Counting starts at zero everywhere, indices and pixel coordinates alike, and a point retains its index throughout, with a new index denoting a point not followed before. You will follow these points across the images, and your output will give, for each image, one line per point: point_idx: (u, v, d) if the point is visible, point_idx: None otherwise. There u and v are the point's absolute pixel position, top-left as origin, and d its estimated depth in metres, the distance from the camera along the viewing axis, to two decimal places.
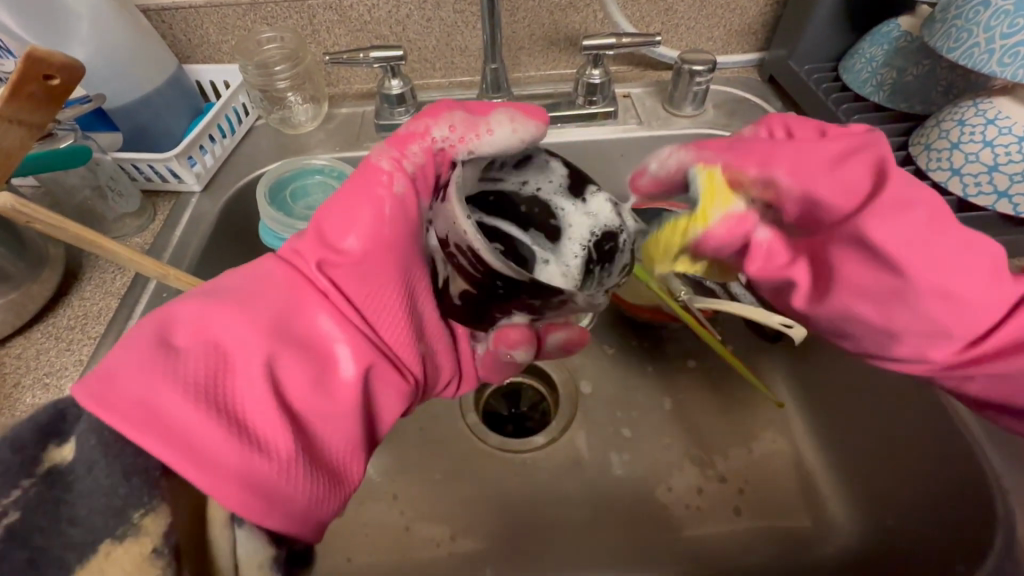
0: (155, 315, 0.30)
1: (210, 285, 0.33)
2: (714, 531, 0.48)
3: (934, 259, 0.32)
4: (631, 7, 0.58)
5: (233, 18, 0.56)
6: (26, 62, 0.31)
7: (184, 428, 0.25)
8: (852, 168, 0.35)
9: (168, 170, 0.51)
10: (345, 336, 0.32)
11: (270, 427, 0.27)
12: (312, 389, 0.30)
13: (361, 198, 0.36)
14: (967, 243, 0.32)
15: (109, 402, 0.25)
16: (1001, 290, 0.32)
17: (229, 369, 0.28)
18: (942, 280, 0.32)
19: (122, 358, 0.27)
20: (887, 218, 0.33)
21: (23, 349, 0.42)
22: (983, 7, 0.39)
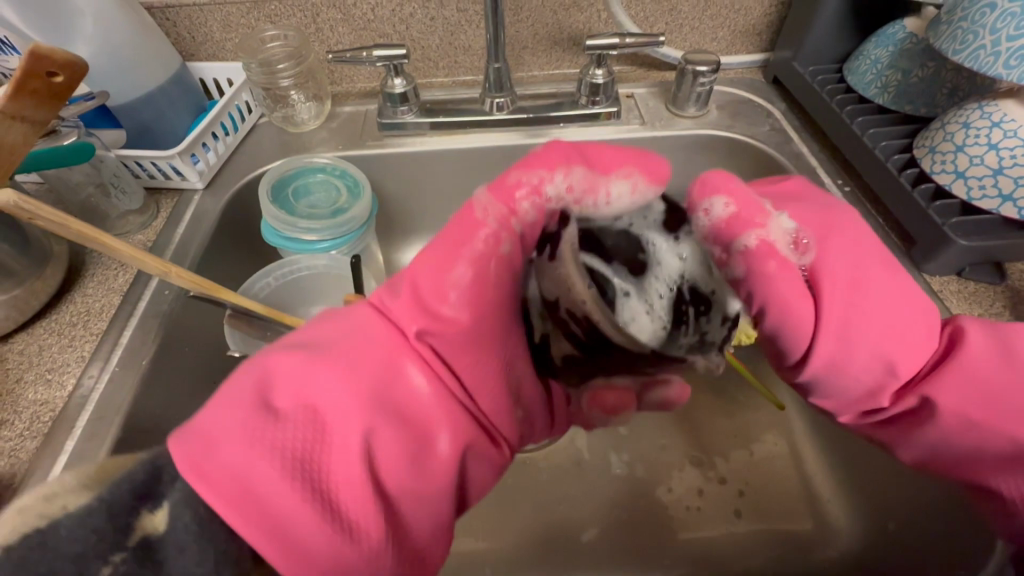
0: (253, 365, 0.31)
1: (307, 333, 0.34)
2: (714, 533, 0.48)
3: (852, 309, 0.35)
4: (635, 7, 0.57)
5: (238, 16, 0.56)
6: (29, 60, 0.31)
7: (278, 509, 0.25)
8: (811, 217, 0.38)
9: (170, 167, 0.51)
10: (436, 406, 0.32)
11: (362, 510, 0.26)
12: (405, 468, 0.29)
13: (461, 256, 0.36)
14: (886, 297, 0.35)
15: (206, 471, 0.25)
16: (910, 344, 0.35)
17: (325, 439, 0.28)
18: (857, 325, 0.35)
19: (225, 418, 0.27)
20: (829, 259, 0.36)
21: (26, 345, 0.42)
22: (989, 9, 0.39)
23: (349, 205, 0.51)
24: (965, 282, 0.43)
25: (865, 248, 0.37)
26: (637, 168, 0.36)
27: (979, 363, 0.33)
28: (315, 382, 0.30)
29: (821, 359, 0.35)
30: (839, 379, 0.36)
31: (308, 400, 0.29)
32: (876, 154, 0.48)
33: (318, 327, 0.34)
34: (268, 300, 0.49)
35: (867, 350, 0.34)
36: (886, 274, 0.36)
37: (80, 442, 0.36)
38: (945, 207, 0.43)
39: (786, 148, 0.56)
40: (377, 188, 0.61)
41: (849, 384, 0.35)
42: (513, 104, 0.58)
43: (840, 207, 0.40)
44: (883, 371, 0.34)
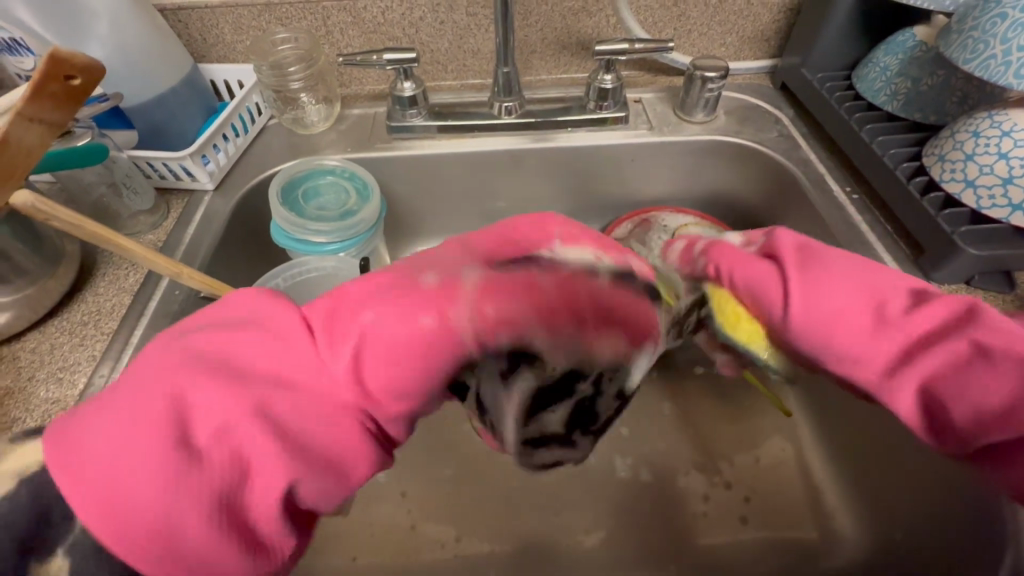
0: (155, 368, 0.27)
1: (221, 334, 0.28)
2: (720, 539, 0.48)
3: (828, 283, 0.32)
4: (644, 13, 0.58)
5: (249, 18, 0.56)
6: (48, 63, 0.31)
7: (194, 550, 0.23)
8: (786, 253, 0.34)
9: (181, 168, 0.52)
10: (360, 438, 0.28)
11: (281, 537, 0.26)
12: (325, 496, 0.27)
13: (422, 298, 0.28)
14: (856, 278, 0.32)
15: (119, 515, 0.23)
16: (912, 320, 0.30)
17: (246, 479, 0.25)
18: (829, 295, 0.31)
19: (129, 453, 0.24)
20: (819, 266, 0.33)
21: (38, 343, 0.42)
22: (1001, 19, 0.39)
23: (358, 208, 0.51)
24: (974, 290, 0.43)
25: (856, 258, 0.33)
26: (556, 230, 0.33)
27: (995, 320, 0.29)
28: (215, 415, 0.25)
29: (834, 331, 0.31)
30: (866, 356, 0.30)
31: (228, 437, 0.25)
32: (886, 161, 0.48)
33: (242, 323, 0.29)
34: None
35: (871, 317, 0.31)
36: (845, 251, 0.34)
37: None
38: (955, 215, 0.43)
39: (794, 154, 0.56)
40: (385, 190, 0.61)
41: (855, 351, 0.30)
42: (522, 107, 0.58)
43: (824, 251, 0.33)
44: (884, 331, 0.30)
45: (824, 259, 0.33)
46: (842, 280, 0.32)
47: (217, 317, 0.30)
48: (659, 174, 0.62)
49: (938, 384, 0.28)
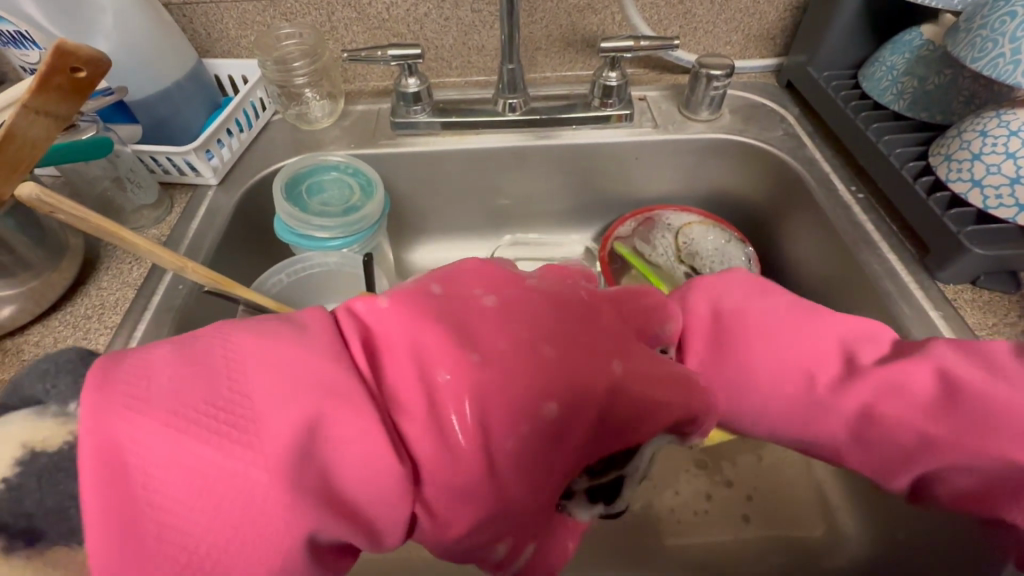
0: (243, 538, 0.20)
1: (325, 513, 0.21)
2: (723, 538, 0.48)
3: (769, 358, 0.33)
4: (650, 10, 0.58)
5: (254, 14, 0.56)
6: (54, 57, 0.31)
7: None
8: (730, 319, 0.36)
9: (185, 162, 0.52)
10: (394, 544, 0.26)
11: None
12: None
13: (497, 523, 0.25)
14: (795, 349, 0.33)
15: None
16: (855, 396, 0.31)
17: None
18: (766, 371, 0.33)
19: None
20: (759, 342, 0.34)
21: (41, 337, 0.42)
22: (1010, 18, 0.39)
23: (362, 204, 0.51)
24: (980, 290, 0.43)
25: (803, 327, 0.34)
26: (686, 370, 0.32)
27: (913, 390, 0.31)
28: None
29: (768, 416, 0.34)
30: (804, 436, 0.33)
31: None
32: (891, 160, 0.48)
33: (351, 499, 0.22)
34: (282, 297, 0.49)
35: (807, 401, 0.33)
36: (767, 326, 0.34)
37: None
38: (961, 215, 0.42)
39: (799, 153, 0.56)
40: (389, 186, 0.61)
41: (797, 423, 0.33)
42: (526, 105, 0.58)
43: (763, 312, 0.35)
44: (820, 405, 0.32)
45: (743, 345, 0.34)
46: (766, 368, 0.33)
47: (325, 459, 0.22)
48: (663, 172, 0.62)
49: (882, 461, 0.31)
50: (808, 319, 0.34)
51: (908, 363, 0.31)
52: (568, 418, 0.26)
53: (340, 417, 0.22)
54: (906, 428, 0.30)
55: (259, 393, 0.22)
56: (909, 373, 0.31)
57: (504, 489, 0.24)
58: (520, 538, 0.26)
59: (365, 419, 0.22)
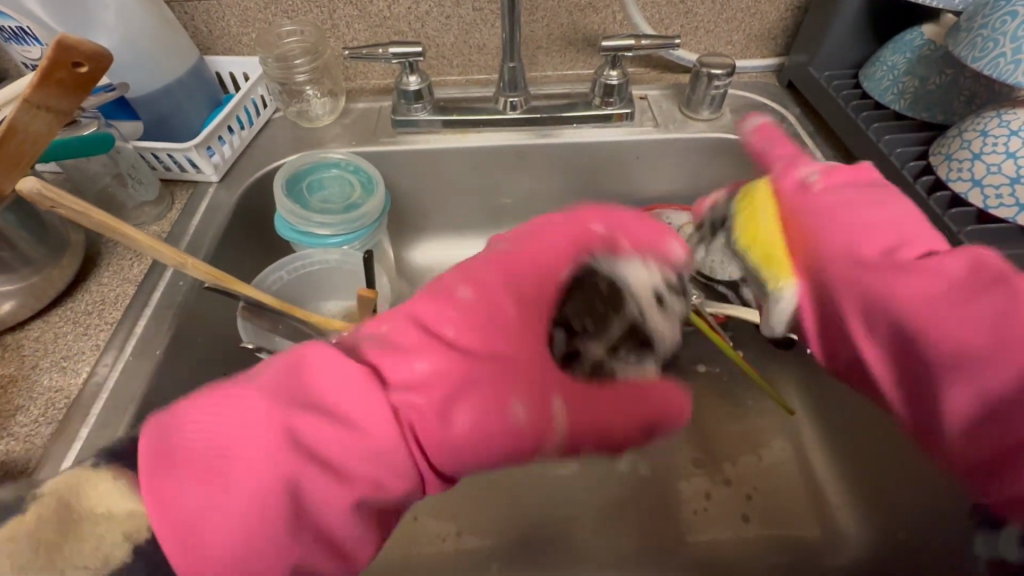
0: (255, 455, 0.24)
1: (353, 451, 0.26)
2: (723, 538, 0.48)
3: (844, 220, 0.35)
4: (651, 9, 0.58)
5: (255, 11, 0.57)
6: (56, 52, 0.31)
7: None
8: (840, 194, 0.37)
9: (186, 159, 0.52)
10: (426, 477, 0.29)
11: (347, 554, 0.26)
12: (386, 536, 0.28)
13: (493, 397, 0.29)
14: (883, 219, 0.34)
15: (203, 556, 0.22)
16: (927, 274, 0.30)
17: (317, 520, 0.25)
18: (847, 232, 0.34)
19: (201, 498, 0.23)
20: (863, 212, 0.35)
21: (42, 332, 0.42)
22: (1010, 17, 0.39)
23: (363, 201, 0.51)
24: None
25: (902, 221, 0.34)
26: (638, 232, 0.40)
27: (958, 274, 0.29)
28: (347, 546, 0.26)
29: (830, 241, 0.35)
30: (847, 268, 0.34)
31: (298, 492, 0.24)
32: (892, 160, 0.48)
33: (337, 414, 0.26)
34: (281, 293, 0.50)
35: (874, 244, 0.33)
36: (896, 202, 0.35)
37: (94, 430, 0.37)
38: (961, 215, 0.42)
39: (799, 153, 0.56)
40: (389, 184, 0.61)
41: (858, 295, 0.33)
42: (527, 103, 0.58)
43: (872, 198, 0.35)
44: (878, 264, 0.32)
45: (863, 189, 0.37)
46: (869, 207, 0.35)
47: (304, 387, 0.26)
48: (664, 171, 0.62)
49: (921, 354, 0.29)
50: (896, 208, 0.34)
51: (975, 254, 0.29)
52: (496, 310, 0.33)
53: (309, 357, 0.28)
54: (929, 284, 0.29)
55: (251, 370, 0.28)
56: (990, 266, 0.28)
57: (476, 359, 0.30)
58: (532, 397, 0.30)
59: (327, 353, 0.28)
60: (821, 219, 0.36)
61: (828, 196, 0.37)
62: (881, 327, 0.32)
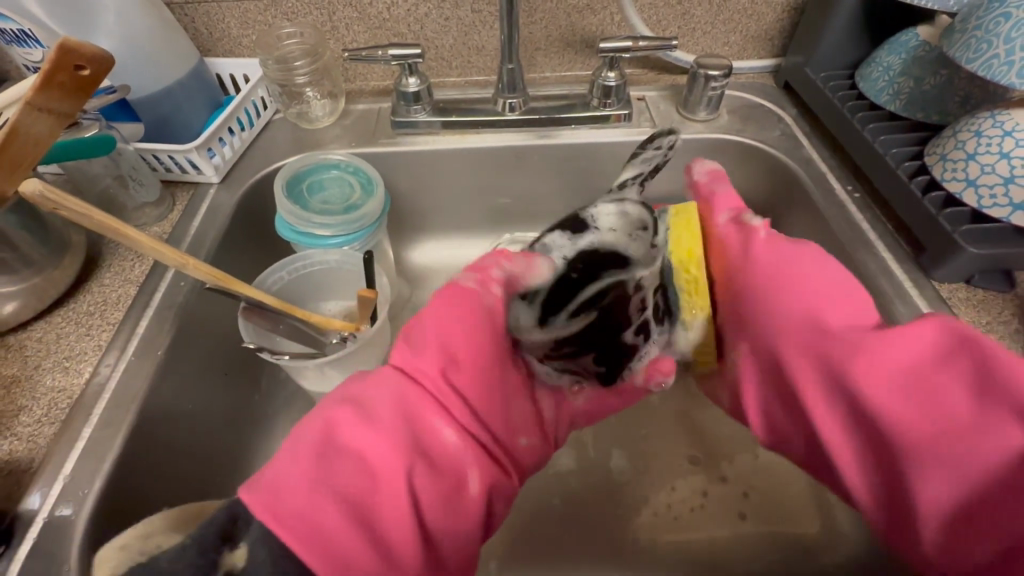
0: (330, 433, 0.31)
1: (440, 442, 0.33)
2: (720, 536, 0.48)
3: (799, 295, 0.37)
4: (648, 10, 0.58)
5: (255, 13, 0.57)
6: (57, 55, 0.31)
7: (332, 539, 0.28)
8: (785, 258, 0.39)
9: (187, 161, 0.52)
10: (465, 451, 0.34)
11: (398, 530, 0.30)
12: (441, 505, 0.32)
13: (458, 322, 0.36)
14: (814, 297, 0.36)
15: (282, 515, 0.28)
16: (888, 355, 0.31)
17: (379, 486, 0.30)
18: (791, 305, 0.37)
19: (289, 472, 0.29)
20: (799, 292, 0.37)
21: (44, 333, 0.43)
22: (1004, 19, 0.39)
23: (362, 202, 0.51)
24: (973, 290, 0.43)
25: (828, 305, 0.36)
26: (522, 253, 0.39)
27: (915, 349, 0.30)
28: (447, 529, 0.32)
29: (787, 314, 0.37)
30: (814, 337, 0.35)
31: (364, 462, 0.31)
32: (888, 160, 0.48)
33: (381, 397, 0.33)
34: (281, 293, 0.50)
35: (835, 316, 0.35)
36: (832, 258, 0.39)
37: (97, 429, 0.37)
38: (956, 215, 0.43)
39: (796, 153, 0.56)
40: (389, 185, 0.61)
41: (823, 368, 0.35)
42: (525, 104, 0.58)
43: (807, 272, 0.38)
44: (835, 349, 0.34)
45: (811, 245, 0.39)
46: (816, 267, 0.37)
47: (358, 388, 0.34)
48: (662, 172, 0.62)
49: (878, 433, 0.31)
50: (841, 285, 0.36)
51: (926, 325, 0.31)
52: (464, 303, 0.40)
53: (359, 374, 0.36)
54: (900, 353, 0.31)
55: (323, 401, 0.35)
56: (950, 345, 0.29)
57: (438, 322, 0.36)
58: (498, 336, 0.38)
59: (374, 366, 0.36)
60: (777, 296, 0.38)
61: (767, 267, 0.39)
62: (840, 403, 0.34)
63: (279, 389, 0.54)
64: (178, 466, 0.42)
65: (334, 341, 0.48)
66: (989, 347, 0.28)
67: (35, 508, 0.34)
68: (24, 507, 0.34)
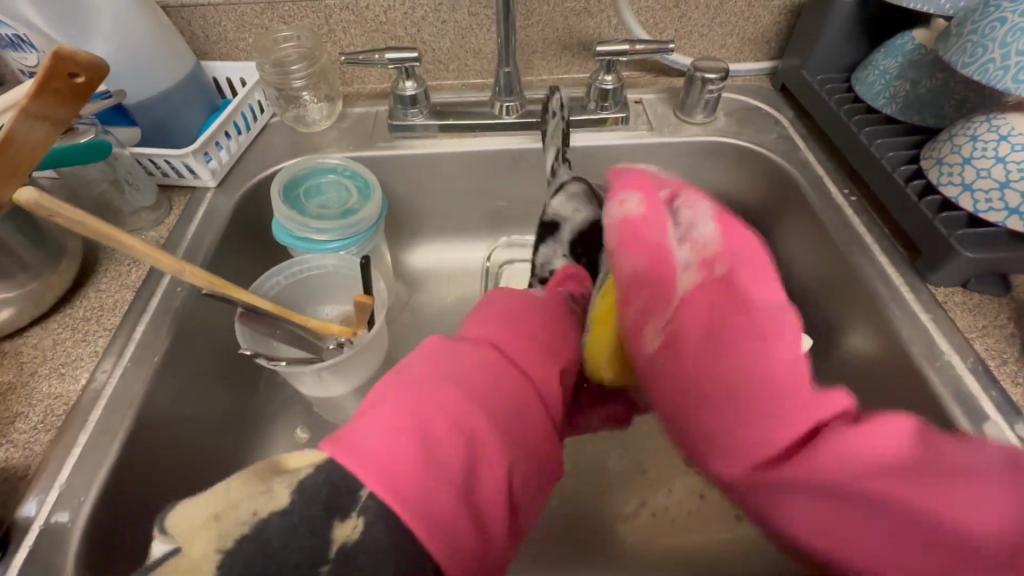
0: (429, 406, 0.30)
1: (529, 422, 0.33)
2: (716, 537, 0.48)
3: (728, 410, 0.29)
4: (645, 13, 0.58)
5: (251, 16, 0.57)
6: (52, 61, 0.31)
7: (442, 511, 0.26)
8: (708, 361, 0.30)
9: (184, 165, 0.52)
10: (546, 440, 0.34)
11: (495, 510, 0.29)
12: (527, 486, 0.31)
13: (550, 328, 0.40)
14: (762, 415, 0.27)
15: (400, 487, 0.25)
16: (821, 503, 0.26)
17: (478, 460, 0.29)
18: (734, 430, 0.28)
19: (390, 440, 0.27)
20: (734, 413, 0.28)
21: (40, 339, 0.43)
22: (1000, 23, 0.39)
23: (359, 206, 0.52)
24: (969, 293, 0.44)
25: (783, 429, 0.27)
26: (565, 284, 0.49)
27: (857, 487, 0.25)
28: (525, 506, 0.32)
29: (700, 434, 0.31)
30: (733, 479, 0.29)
31: (464, 433, 0.29)
32: (884, 164, 0.48)
33: (474, 378, 0.33)
34: (278, 299, 0.50)
35: (785, 443, 0.27)
36: (773, 337, 0.29)
37: (93, 436, 0.37)
38: (952, 219, 0.43)
39: (793, 156, 0.57)
40: (386, 188, 0.61)
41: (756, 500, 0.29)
42: (522, 107, 0.58)
43: (743, 374, 0.29)
44: (776, 489, 0.27)
45: (725, 327, 0.30)
46: (748, 367, 0.29)
47: (446, 368, 0.33)
48: None
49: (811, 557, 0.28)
50: (778, 390, 0.27)
51: (860, 438, 0.25)
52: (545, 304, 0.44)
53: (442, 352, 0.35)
54: (824, 508, 0.26)
55: (402, 372, 0.33)
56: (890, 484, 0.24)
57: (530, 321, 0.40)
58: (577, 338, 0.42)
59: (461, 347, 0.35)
60: (690, 411, 0.31)
61: (690, 372, 0.31)
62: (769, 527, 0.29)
63: (277, 392, 0.54)
64: (174, 471, 0.42)
65: (331, 346, 0.48)
66: (908, 499, 0.24)
67: (32, 516, 0.34)
68: (21, 515, 0.34)
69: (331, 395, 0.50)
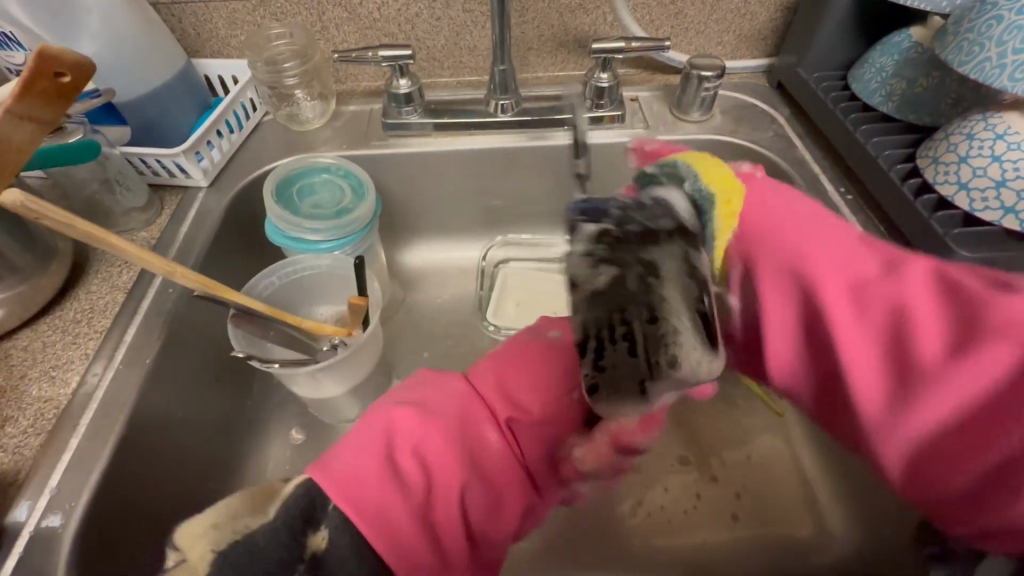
0: (402, 428, 0.30)
1: (494, 454, 0.32)
2: (710, 535, 0.49)
3: (805, 238, 0.32)
4: (641, 10, 0.58)
5: (243, 13, 0.56)
6: (37, 59, 0.31)
7: (396, 528, 0.27)
8: (768, 201, 0.34)
9: (175, 164, 0.51)
10: (511, 472, 0.33)
11: (451, 534, 0.29)
12: (488, 517, 0.31)
13: (535, 367, 0.35)
14: (828, 240, 0.32)
15: (359, 501, 0.27)
16: (898, 302, 0.28)
17: (436, 487, 0.29)
18: (808, 247, 0.32)
19: (358, 461, 0.28)
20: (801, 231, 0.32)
21: (29, 342, 0.42)
22: (995, 21, 0.39)
23: (354, 206, 0.51)
24: None
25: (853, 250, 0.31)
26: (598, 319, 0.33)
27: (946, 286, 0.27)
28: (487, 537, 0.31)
29: (804, 265, 0.32)
30: (809, 285, 0.31)
31: (426, 459, 0.30)
32: (880, 162, 0.48)
33: (449, 407, 0.33)
34: (272, 300, 0.50)
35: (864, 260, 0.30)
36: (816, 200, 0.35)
37: (84, 440, 0.37)
38: (947, 218, 0.43)
39: (789, 154, 0.56)
40: (381, 188, 0.61)
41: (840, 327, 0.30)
42: (518, 105, 0.58)
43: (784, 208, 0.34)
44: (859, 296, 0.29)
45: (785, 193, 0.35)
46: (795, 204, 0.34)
47: (428, 394, 0.33)
48: None
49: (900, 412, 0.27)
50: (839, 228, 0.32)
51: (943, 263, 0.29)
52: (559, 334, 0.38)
53: (432, 380, 0.35)
54: (891, 300, 0.28)
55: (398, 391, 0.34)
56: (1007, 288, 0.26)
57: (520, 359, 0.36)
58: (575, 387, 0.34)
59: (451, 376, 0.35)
60: (784, 245, 0.32)
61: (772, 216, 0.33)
62: (856, 358, 0.29)
63: (271, 393, 0.54)
64: (168, 476, 0.41)
65: (326, 347, 0.48)
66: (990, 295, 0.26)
67: (22, 521, 0.34)
68: (12, 519, 0.34)
69: (325, 396, 0.50)
